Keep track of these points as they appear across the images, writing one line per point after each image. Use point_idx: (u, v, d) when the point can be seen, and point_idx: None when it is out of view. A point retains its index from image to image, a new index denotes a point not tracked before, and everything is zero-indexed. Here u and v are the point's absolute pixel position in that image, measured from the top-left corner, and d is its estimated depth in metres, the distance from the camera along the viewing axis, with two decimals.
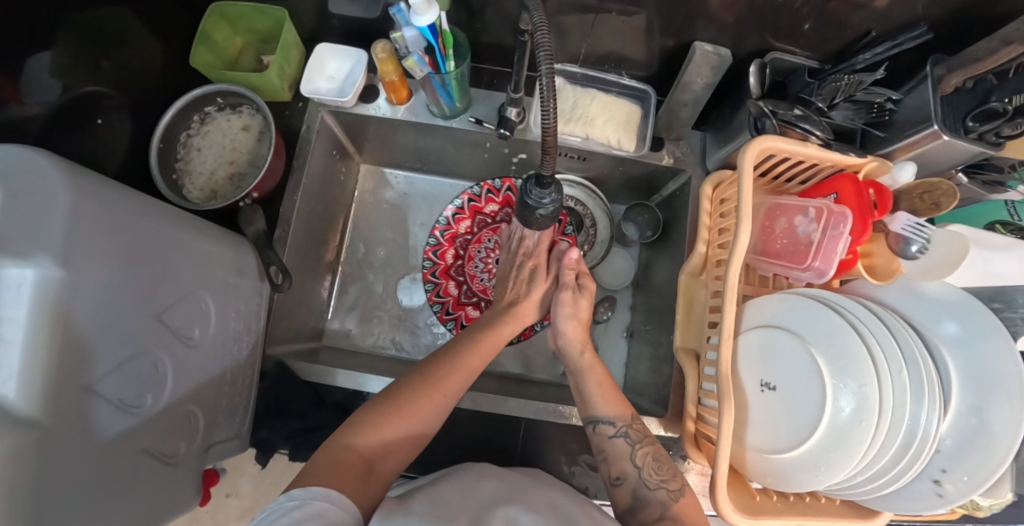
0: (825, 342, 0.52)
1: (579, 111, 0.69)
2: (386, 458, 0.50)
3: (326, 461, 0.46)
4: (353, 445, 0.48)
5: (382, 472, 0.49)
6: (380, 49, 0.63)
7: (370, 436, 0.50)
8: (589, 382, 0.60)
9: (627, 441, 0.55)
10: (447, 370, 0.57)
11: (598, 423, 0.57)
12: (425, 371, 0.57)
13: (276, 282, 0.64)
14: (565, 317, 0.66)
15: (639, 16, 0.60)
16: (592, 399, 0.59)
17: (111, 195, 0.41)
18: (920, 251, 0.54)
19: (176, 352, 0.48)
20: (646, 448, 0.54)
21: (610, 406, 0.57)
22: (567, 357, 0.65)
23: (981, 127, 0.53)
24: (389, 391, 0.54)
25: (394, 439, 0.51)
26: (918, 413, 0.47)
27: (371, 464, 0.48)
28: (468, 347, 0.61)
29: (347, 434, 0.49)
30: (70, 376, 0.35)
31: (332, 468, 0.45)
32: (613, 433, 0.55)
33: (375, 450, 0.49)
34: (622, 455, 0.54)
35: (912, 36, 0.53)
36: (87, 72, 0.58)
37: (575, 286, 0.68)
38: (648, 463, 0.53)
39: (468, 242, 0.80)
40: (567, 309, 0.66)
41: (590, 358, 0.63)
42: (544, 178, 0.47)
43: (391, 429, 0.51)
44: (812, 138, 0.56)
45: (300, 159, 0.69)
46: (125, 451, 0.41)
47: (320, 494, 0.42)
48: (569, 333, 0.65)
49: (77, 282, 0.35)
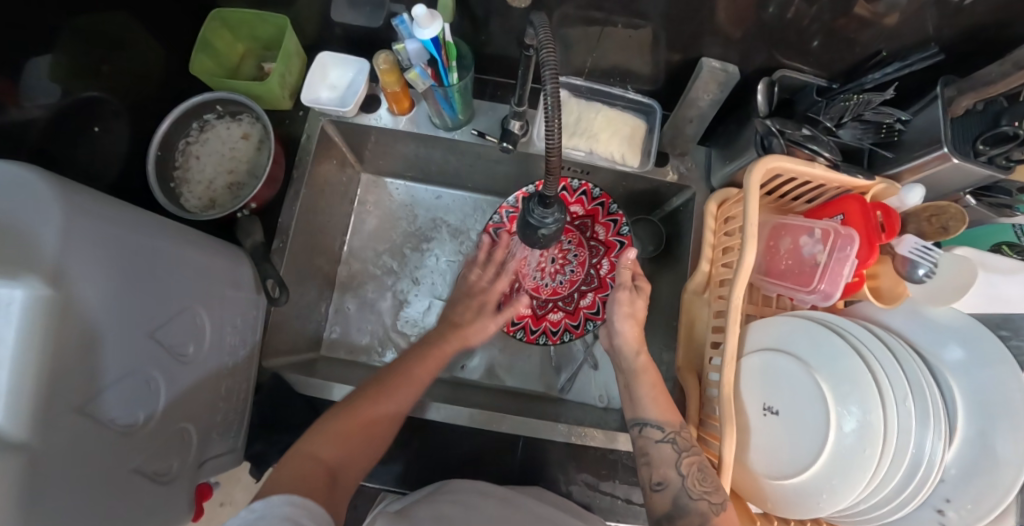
0: (829, 366, 0.51)
1: (583, 126, 0.69)
2: (349, 471, 0.49)
3: (294, 470, 0.45)
4: (319, 457, 0.47)
5: (345, 483, 0.47)
6: (382, 60, 0.61)
7: (336, 448, 0.49)
8: (642, 384, 0.58)
9: (673, 448, 0.52)
10: (394, 388, 0.55)
11: (645, 426, 0.54)
12: (376, 382, 0.56)
13: (272, 295, 0.63)
14: (622, 317, 0.61)
15: (646, 30, 0.59)
16: (642, 402, 0.56)
17: (105, 210, 0.40)
18: (927, 274, 0.52)
19: (170, 369, 0.47)
20: (692, 457, 0.51)
21: (660, 409, 0.55)
22: (622, 361, 0.61)
23: (992, 151, 0.52)
24: (350, 402, 0.53)
25: (357, 452, 0.50)
26: (922, 442, 0.46)
27: (334, 475, 0.47)
28: (414, 365, 0.59)
29: (313, 445, 0.48)
30: (60, 398, 0.34)
31: (302, 475, 0.44)
32: (659, 437, 0.53)
33: (340, 461, 0.48)
34: (666, 461, 0.52)
35: (922, 58, 0.52)
36: (86, 77, 0.57)
37: (632, 286, 0.63)
38: (692, 472, 0.50)
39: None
40: (624, 308, 0.62)
41: (645, 360, 0.60)
42: (547, 198, 0.46)
43: (354, 441, 0.50)
44: (819, 160, 0.55)
45: (300, 169, 0.68)
46: (116, 471, 0.41)
47: (283, 501, 0.40)
48: (626, 334, 0.61)
49: (68, 302, 0.35)
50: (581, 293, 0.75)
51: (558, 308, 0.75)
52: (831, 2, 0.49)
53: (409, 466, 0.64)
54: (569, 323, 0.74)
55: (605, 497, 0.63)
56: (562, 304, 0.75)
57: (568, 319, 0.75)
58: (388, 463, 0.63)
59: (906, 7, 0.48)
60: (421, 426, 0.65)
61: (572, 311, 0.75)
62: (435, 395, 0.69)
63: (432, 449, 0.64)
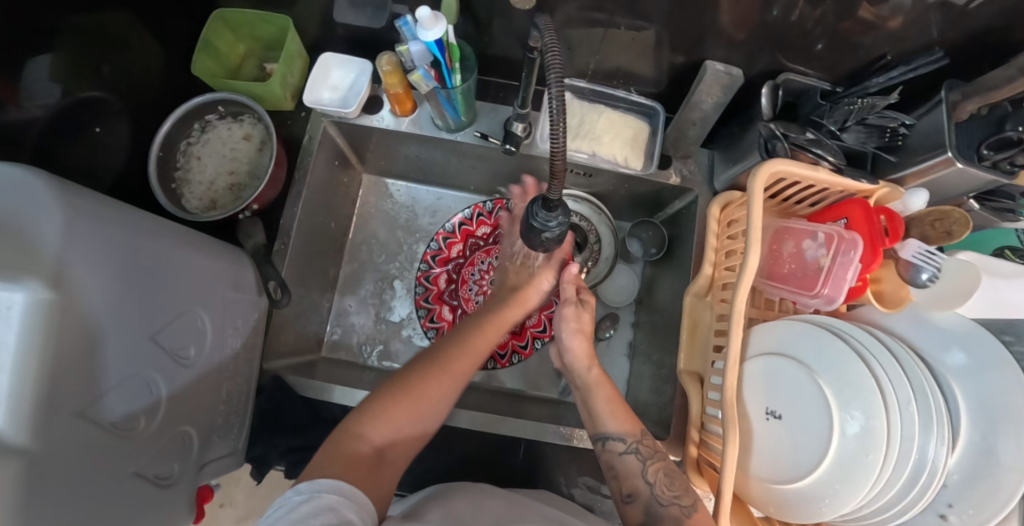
0: (833, 371, 0.51)
1: (586, 128, 0.68)
2: (397, 450, 0.48)
3: (338, 451, 0.45)
4: (366, 437, 0.46)
5: (394, 462, 0.47)
6: (385, 61, 0.61)
7: (383, 428, 0.48)
8: (596, 399, 0.57)
9: (638, 458, 0.52)
10: (454, 358, 0.54)
11: (607, 439, 0.54)
12: (431, 357, 0.54)
13: (275, 298, 0.64)
14: (571, 332, 0.62)
15: (649, 31, 0.59)
16: (600, 415, 0.56)
17: (105, 211, 0.40)
18: (930, 279, 0.52)
19: (171, 373, 0.47)
20: (657, 464, 0.52)
21: (618, 421, 0.55)
22: (575, 377, 0.61)
23: (996, 156, 0.52)
24: (402, 379, 0.52)
25: (405, 431, 0.49)
26: (926, 447, 0.46)
27: (381, 456, 0.46)
28: (474, 333, 0.58)
29: (359, 425, 0.47)
30: (61, 402, 0.34)
31: (346, 459, 0.44)
32: (623, 449, 0.53)
33: (387, 441, 0.48)
34: (633, 472, 0.52)
35: (928, 62, 0.52)
36: (88, 77, 0.57)
37: (577, 300, 0.65)
38: (659, 479, 0.51)
39: (461, 265, 0.81)
40: (571, 324, 0.63)
41: (597, 374, 0.60)
42: (550, 201, 0.46)
43: (404, 420, 0.49)
44: (823, 163, 0.55)
45: (302, 170, 0.68)
46: (116, 476, 0.40)
47: (329, 487, 0.40)
48: (576, 350, 0.62)
49: (69, 305, 0.34)
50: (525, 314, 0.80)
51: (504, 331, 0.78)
52: (835, 5, 0.49)
53: (410, 469, 0.63)
54: (516, 345, 0.79)
55: (606, 500, 0.63)
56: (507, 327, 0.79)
57: (514, 341, 0.79)
58: None
59: (911, 10, 0.48)
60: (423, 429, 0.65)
61: (519, 332, 0.79)
62: None
63: (433, 452, 0.64)
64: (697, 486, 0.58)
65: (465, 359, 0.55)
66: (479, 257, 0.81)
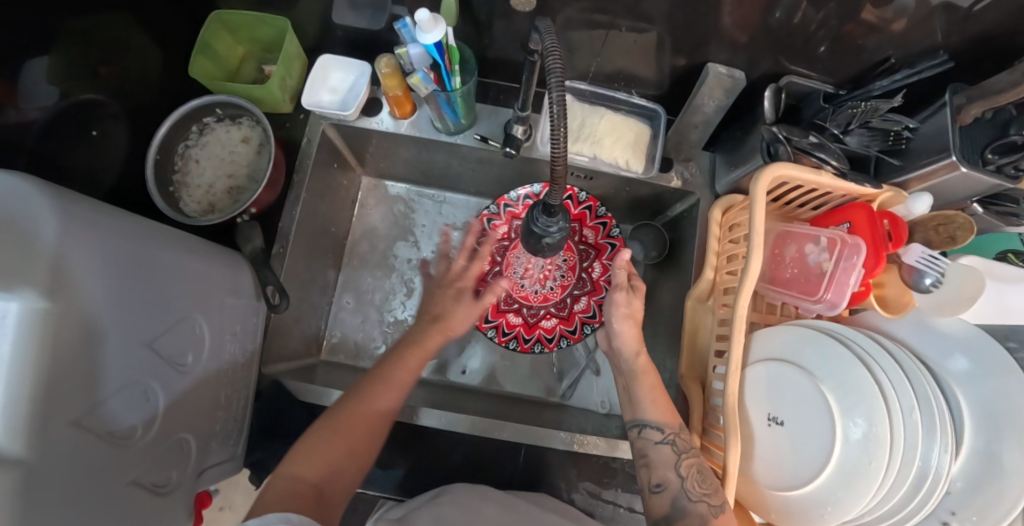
0: (835, 377, 0.51)
1: (587, 131, 0.68)
2: (337, 482, 0.50)
3: (283, 489, 0.46)
4: (305, 476, 0.48)
5: (334, 496, 0.49)
6: (383, 64, 0.61)
7: (319, 465, 0.49)
8: (641, 385, 0.57)
9: (673, 449, 0.52)
10: (374, 397, 0.55)
11: (644, 427, 0.54)
12: (356, 391, 0.55)
13: (273, 302, 0.62)
14: (619, 317, 0.61)
15: (651, 34, 0.58)
16: (642, 403, 0.56)
17: (101, 218, 0.40)
18: (933, 284, 0.52)
19: (169, 380, 0.47)
20: (691, 459, 0.52)
21: (660, 412, 0.54)
22: (622, 363, 0.60)
23: (1001, 160, 0.52)
24: (330, 417, 0.53)
25: (342, 467, 0.51)
26: (928, 455, 0.46)
27: (319, 493, 0.48)
28: (394, 369, 0.58)
29: (298, 466, 0.49)
30: (56, 411, 0.34)
31: (288, 499, 0.45)
32: (659, 439, 0.53)
33: (326, 476, 0.49)
34: (666, 462, 0.52)
35: (932, 65, 0.51)
36: (85, 79, 0.56)
37: (627, 286, 0.63)
38: (691, 474, 0.50)
39: (506, 248, 0.76)
40: (621, 309, 0.61)
41: (644, 362, 0.59)
42: (551, 207, 0.45)
43: (338, 457, 0.50)
44: (827, 167, 0.54)
45: (300, 173, 0.68)
46: (113, 485, 0.40)
47: (277, 518, 0.39)
48: (624, 335, 0.60)
49: (66, 314, 0.34)
50: (574, 298, 0.76)
51: (551, 315, 0.75)
52: (839, 8, 0.48)
53: (409, 474, 0.63)
54: (564, 329, 0.74)
55: (606, 505, 0.63)
56: (555, 311, 0.75)
57: (563, 325, 0.75)
58: (388, 471, 0.63)
59: (914, 13, 0.47)
60: (421, 434, 0.64)
61: (567, 316, 0.75)
62: (435, 402, 0.69)
63: (432, 457, 0.64)
64: None
65: (383, 397, 0.55)
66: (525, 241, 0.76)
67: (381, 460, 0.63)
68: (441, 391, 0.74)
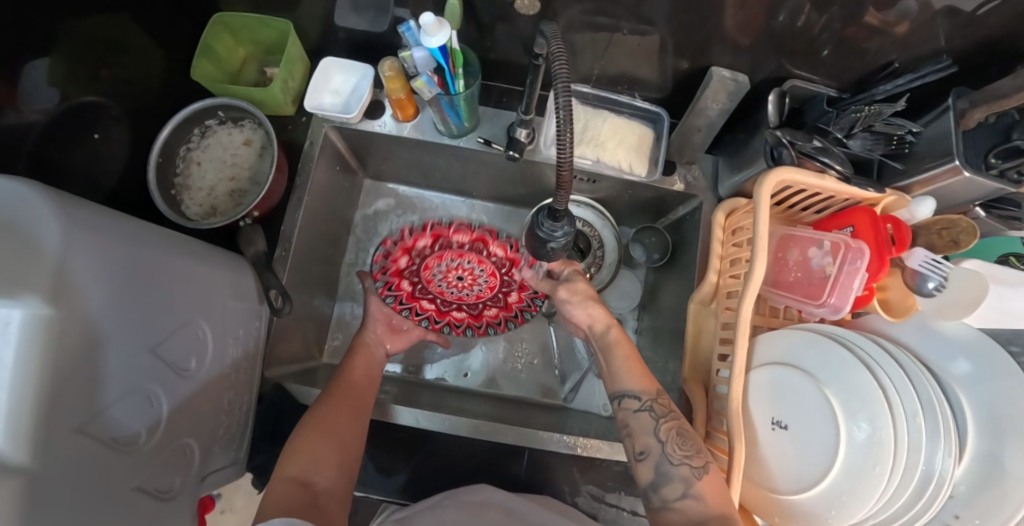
0: (838, 381, 0.51)
1: (590, 134, 0.68)
2: (326, 473, 0.51)
3: (275, 495, 0.48)
4: (290, 474, 0.50)
5: (326, 487, 0.50)
6: (387, 67, 0.60)
7: (304, 459, 0.51)
8: (615, 356, 0.57)
9: (652, 415, 0.52)
10: (341, 388, 0.59)
11: (623, 397, 0.54)
12: (325, 393, 0.59)
13: (276, 307, 0.62)
14: (579, 306, 0.61)
15: (653, 36, 0.58)
16: (619, 372, 0.56)
17: (102, 222, 0.40)
18: (936, 287, 0.52)
19: (172, 385, 0.46)
20: (670, 422, 0.52)
21: (636, 378, 0.55)
22: (597, 339, 0.60)
23: (1004, 164, 0.52)
24: (306, 420, 0.55)
25: (327, 454, 0.52)
26: (933, 458, 0.46)
27: (313, 487, 0.50)
28: (351, 367, 0.64)
29: (285, 468, 0.51)
30: (60, 417, 0.34)
31: (281, 500, 0.47)
32: (637, 407, 0.53)
33: (311, 469, 0.51)
34: (646, 429, 0.52)
35: (937, 69, 0.51)
36: (87, 81, 0.56)
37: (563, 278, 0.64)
38: (671, 437, 0.51)
39: (418, 271, 0.76)
40: (574, 301, 0.62)
41: (617, 333, 0.59)
42: (557, 211, 0.46)
43: (319, 447, 0.52)
44: (830, 172, 0.55)
45: (303, 175, 0.67)
46: (116, 492, 0.40)
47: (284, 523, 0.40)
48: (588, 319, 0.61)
49: (69, 319, 0.34)
50: (505, 292, 0.76)
51: (491, 305, 0.77)
52: (842, 11, 0.48)
53: (412, 478, 0.63)
54: (508, 315, 0.76)
55: (610, 509, 0.63)
56: (493, 301, 0.76)
57: (505, 312, 0.76)
58: (391, 474, 0.63)
59: (917, 16, 0.47)
60: (423, 439, 0.64)
61: (505, 304, 0.77)
62: (437, 404, 0.69)
63: (435, 460, 0.64)
64: None
65: (349, 387, 0.60)
66: (434, 262, 0.76)
67: (385, 465, 0.63)
68: (444, 394, 0.75)
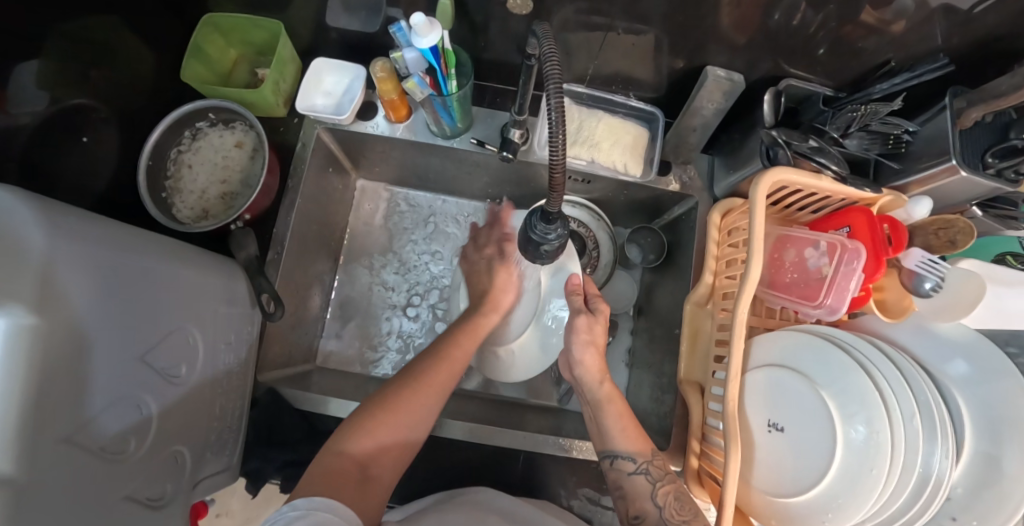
0: (834, 383, 0.51)
1: (584, 135, 0.67)
2: (384, 462, 0.47)
3: (324, 470, 0.43)
4: (350, 453, 0.45)
5: (379, 477, 0.46)
6: (378, 68, 0.60)
7: (366, 441, 0.47)
8: (608, 414, 0.55)
9: (648, 479, 0.51)
10: (431, 370, 0.53)
11: (616, 458, 0.53)
12: (414, 377, 0.52)
13: (268, 310, 0.61)
14: (581, 345, 0.56)
15: (649, 35, 0.57)
16: (611, 433, 0.54)
17: (87, 228, 0.39)
18: (933, 288, 0.51)
19: (161, 392, 0.46)
20: (667, 486, 0.51)
21: (629, 439, 0.53)
22: (586, 390, 0.57)
23: (1001, 164, 0.52)
24: (385, 393, 0.51)
25: (391, 444, 0.48)
26: (930, 460, 0.45)
27: (366, 472, 0.45)
28: (451, 345, 0.56)
29: (342, 443, 0.46)
30: (46, 431, 0.33)
31: (332, 479, 0.43)
32: (633, 469, 0.52)
33: (371, 454, 0.47)
34: (642, 493, 0.51)
35: (932, 69, 0.51)
36: (75, 83, 0.55)
37: (587, 309, 0.58)
38: (669, 502, 0.50)
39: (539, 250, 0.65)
40: (582, 336, 0.56)
41: (609, 389, 0.56)
42: (550, 214, 0.45)
43: (387, 435, 0.48)
44: (827, 172, 0.54)
45: (295, 178, 0.67)
46: (105, 502, 0.39)
47: (322, 504, 0.40)
48: (586, 363, 0.56)
49: (55, 328, 0.33)
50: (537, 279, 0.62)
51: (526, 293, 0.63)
52: (838, 10, 0.48)
53: (405, 482, 0.63)
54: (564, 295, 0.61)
55: (606, 511, 0.63)
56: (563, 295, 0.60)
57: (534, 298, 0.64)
58: None
59: (914, 15, 0.47)
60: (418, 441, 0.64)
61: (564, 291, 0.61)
62: None
63: (429, 463, 0.64)
64: (698, 496, 0.58)
65: (441, 369, 0.53)
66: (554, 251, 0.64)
67: None
68: None
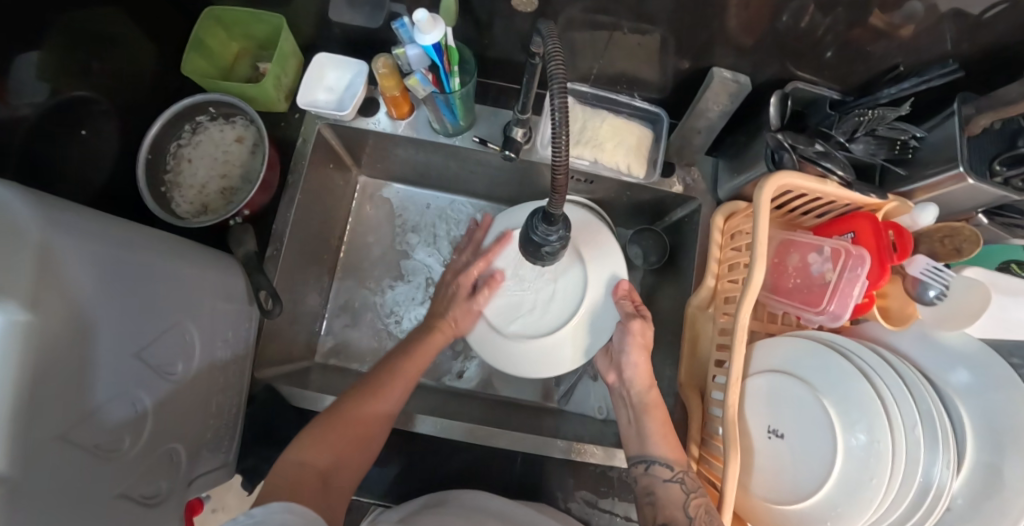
0: (836, 391, 0.50)
1: (587, 134, 0.67)
2: (342, 474, 0.48)
3: (284, 478, 0.44)
4: (308, 462, 0.46)
5: (338, 485, 0.47)
6: (381, 64, 0.59)
7: (324, 453, 0.48)
8: (650, 419, 0.55)
9: (682, 488, 0.50)
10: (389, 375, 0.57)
11: (652, 463, 0.52)
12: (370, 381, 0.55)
13: (265, 307, 0.61)
14: (634, 347, 0.57)
15: (654, 35, 0.57)
16: (650, 437, 0.54)
17: (81, 222, 0.38)
18: (938, 296, 0.52)
19: (158, 388, 0.46)
20: (699, 498, 0.49)
21: (668, 446, 0.53)
22: (631, 394, 0.58)
23: (1009, 172, 0.51)
24: (337, 408, 0.52)
25: (349, 457, 0.49)
26: (931, 470, 0.45)
27: (327, 481, 0.46)
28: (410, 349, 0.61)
29: (300, 452, 0.47)
30: (38, 428, 0.32)
31: (294, 483, 0.43)
32: (668, 476, 0.51)
33: (332, 465, 0.48)
34: (673, 502, 0.49)
35: (943, 74, 0.50)
36: (75, 75, 0.55)
37: (638, 314, 0.59)
38: (700, 515, 0.47)
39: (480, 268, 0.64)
40: (636, 338, 0.57)
41: (656, 396, 0.57)
42: (552, 215, 0.44)
43: (345, 448, 0.49)
44: (832, 178, 0.54)
45: (295, 174, 0.66)
46: (100, 499, 0.39)
47: (282, 508, 0.38)
48: (637, 366, 0.57)
49: (49, 324, 0.32)
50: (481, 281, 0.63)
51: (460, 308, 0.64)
52: (847, 13, 0.47)
53: (402, 481, 0.63)
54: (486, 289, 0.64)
55: (603, 515, 0.62)
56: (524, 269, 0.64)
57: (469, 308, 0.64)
58: (381, 472, 0.62)
59: (923, 19, 0.46)
60: (415, 440, 0.64)
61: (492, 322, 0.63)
62: (430, 407, 0.68)
63: (426, 462, 0.63)
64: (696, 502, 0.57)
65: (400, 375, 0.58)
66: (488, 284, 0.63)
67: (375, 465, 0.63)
68: (439, 397, 0.74)
